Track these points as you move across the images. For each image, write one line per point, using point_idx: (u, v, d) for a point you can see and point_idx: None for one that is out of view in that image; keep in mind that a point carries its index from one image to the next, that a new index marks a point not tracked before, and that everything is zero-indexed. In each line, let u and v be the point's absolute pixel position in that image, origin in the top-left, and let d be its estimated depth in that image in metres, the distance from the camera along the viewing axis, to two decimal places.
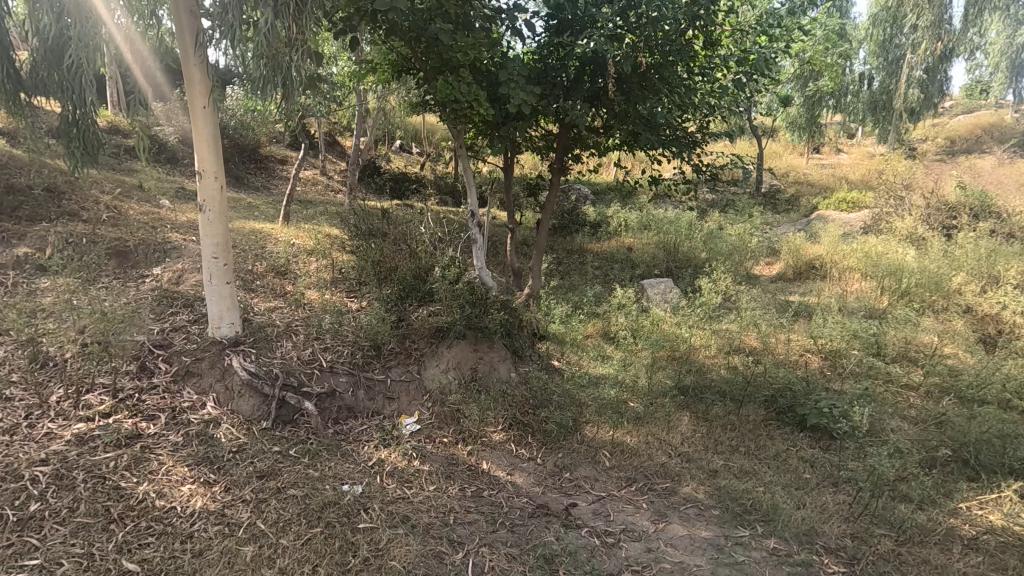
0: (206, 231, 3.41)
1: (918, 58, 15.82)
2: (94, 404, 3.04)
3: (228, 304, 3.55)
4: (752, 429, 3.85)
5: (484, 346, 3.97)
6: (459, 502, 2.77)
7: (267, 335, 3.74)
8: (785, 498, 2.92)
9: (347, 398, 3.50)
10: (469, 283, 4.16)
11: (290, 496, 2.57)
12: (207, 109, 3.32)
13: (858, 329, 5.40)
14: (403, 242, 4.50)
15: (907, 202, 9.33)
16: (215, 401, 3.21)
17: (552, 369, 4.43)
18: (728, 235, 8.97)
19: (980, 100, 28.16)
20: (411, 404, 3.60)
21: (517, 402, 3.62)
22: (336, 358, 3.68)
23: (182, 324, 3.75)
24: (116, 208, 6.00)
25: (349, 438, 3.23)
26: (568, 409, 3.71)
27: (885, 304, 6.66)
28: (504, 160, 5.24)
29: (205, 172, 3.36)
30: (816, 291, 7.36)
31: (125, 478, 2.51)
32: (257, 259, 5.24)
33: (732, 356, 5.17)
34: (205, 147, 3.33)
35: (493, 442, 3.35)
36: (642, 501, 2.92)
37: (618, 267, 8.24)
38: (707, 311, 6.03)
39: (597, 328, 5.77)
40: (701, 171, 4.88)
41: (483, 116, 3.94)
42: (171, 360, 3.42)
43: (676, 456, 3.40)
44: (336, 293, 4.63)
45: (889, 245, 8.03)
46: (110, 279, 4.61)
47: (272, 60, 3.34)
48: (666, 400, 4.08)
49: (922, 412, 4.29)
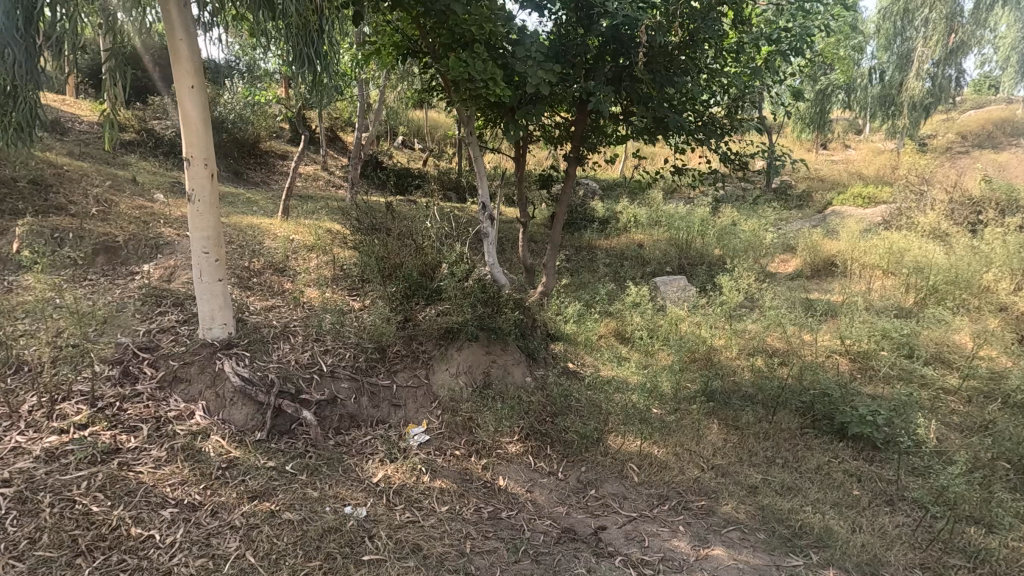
0: (196, 224, 3.13)
1: (929, 51, 15.38)
2: (70, 414, 2.75)
3: (220, 303, 3.28)
4: (788, 440, 3.56)
5: (497, 348, 3.68)
6: (475, 527, 2.47)
7: (262, 336, 3.46)
8: (838, 520, 2.65)
9: (349, 406, 3.21)
10: (480, 280, 3.87)
11: (286, 521, 2.29)
12: (195, 89, 3.03)
13: (889, 329, 5.12)
14: (409, 237, 4.18)
15: (929, 197, 9.02)
16: (205, 410, 2.93)
17: (568, 372, 4.15)
18: (743, 230, 8.66)
19: (989, 96, 27.80)
20: (418, 412, 3.31)
21: (534, 410, 3.33)
22: (338, 361, 3.39)
23: (170, 325, 3.46)
24: (107, 201, 5.72)
25: (351, 451, 2.94)
26: (590, 417, 3.42)
27: (913, 302, 6.36)
28: (515, 150, 4.93)
29: (195, 158, 3.09)
30: (838, 289, 7.07)
31: (98, 501, 2.22)
32: (254, 255, 4.98)
33: (756, 358, 4.90)
34: (193, 130, 3.05)
35: (509, 455, 3.05)
36: (679, 523, 2.63)
37: (629, 264, 7.93)
38: (729, 309, 5.73)
39: (611, 328, 5.48)
40: (730, 161, 4.53)
41: (498, 97, 3.60)
42: (157, 364, 3.14)
43: (710, 469, 3.11)
44: (337, 291, 4.36)
45: (912, 240, 7.72)
46: (97, 276, 4.35)
47: (304, 31, 3.37)
48: (692, 407, 3.81)
49: (966, 419, 3.99)
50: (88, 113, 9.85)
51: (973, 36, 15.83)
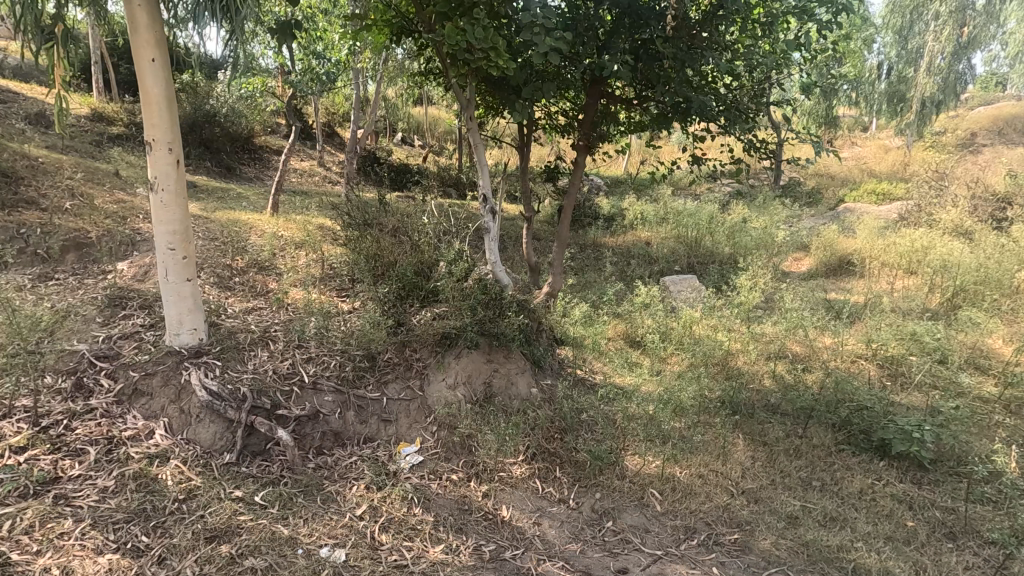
0: (160, 216, 2.77)
1: (940, 45, 14.68)
2: (8, 434, 2.40)
3: (189, 307, 2.91)
4: (823, 458, 3.21)
5: (499, 356, 3.31)
6: (474, 571, 2.12)
7: (238, 343, 3.10)
8: (897, 562, 2.34)
9: (333, 422, 2.85)
10: (481, 279, 3.45)
11: (247, 569, 1.94)
12: (156, 63, 2.65)
13: (920, 332, 4.77)
14: (403, 232, 3.81)
15: (950, 194, 8.65)
16: (166, 428, 2.58)
17: (577, 382, 3.80)
18: (754, 228, 8.31)
19: (996, 92, 27.38)
20: (411, 428, 2.95)
21: (541, 426, 2.97)
22: (322, 371, 3.04)
23: (135, 330, 3.10)
24: (83, 194, 5.37)
25: (334, 475, 2.59)
26: (604, 434, 3.06)
27: (938, 303, 6.01)
28: (519, 138, 4.55)
29: (157, 142, 2.72)
30: (857, 289, 6.71)
31: (21, 548, 1.87)
32: (238, 252, 4.62)
33: (777, 364, 4.55)
34: (154, 110, 2.68)
35: (514, 479, 2.69)
36: (711, 565, 2.29)
37: (636, 262, 7.57)
38: (746, 311, 5.37)
39: (620, 331, 5.13)
40: (756, 149, 4.12)
41: (501, 70, 3.18)
42: (115, 375, 2.78)
43: (740, 495, 2.76)
44: (325, 292, 4.00)
45: (935, 237, 7.36)
46: (66, 274, 4.01)
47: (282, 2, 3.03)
48: (714, 421, 3.45)
49: (1015, 434, 3.63)
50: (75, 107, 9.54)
51: (985, 29, 15.45)
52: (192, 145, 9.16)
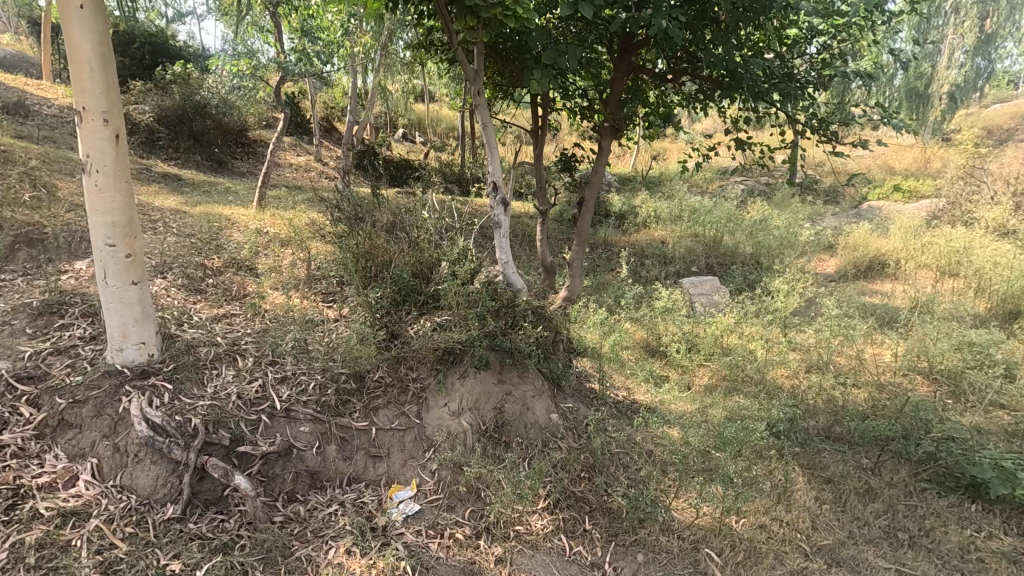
0: (94, 204, 2.22)
1: (960, 39, 14.19)
2: None
3: (135, 315, 2.35)
4: (903, 501, 2.65)
5: (512, 375, 2.73)
6: None
7: (196, 359, 2.54)
8: None
9: (310, 459, 2.31)
10: (490, 283, 2.89)
11: None
12: (86, 11, 2.07)
13: (985, 343, 4.20)
14: (398, 223, 3.22)
15: (989, 192, 8.08)
16: (95, 472, 2.05)
17: (601, 403, 3.24)
18: (777, 226, 7.75)
19: (1009, 90, 26.78)
20: (405, 467, 2.40)
21: (566, 465, 2.42)
22: (298, 395, 2.48)
23: (70, 344, 2.54)
24: (45, 185, 4.83)
25: (306, 533, 2.05)
26: (641, 475, 2.51)
27: (991, 309, 5.44)
28: (533, 121, 3.98)
29: (89, 112, 2.16)
30: (896, 293, 6.14)
31: None
32: (214, 250, 4.07)
33: (823, 378, 3.99)
34: (85, 71, 2.12)
35: (534, 536, 2.14)
36: None
37: (651, 262, 7.01)
38: (781, 317, 4.81)
39: (641, 338, 4.57)
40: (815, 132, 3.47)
41: (519, 20, 2.58)
42: (38, 402, 2.24)
43: (816, 554, 2.24)
44: (310, 297, 3.45)
45: (979, 236, 6.79)
46: (13, 274, 3.47)
47: None
48: (767, 453, 2.89)
49: None
50: (58, 96, 9.00)
51: (1007, 23, 14.92)
52: (181, 137, 8.58)
